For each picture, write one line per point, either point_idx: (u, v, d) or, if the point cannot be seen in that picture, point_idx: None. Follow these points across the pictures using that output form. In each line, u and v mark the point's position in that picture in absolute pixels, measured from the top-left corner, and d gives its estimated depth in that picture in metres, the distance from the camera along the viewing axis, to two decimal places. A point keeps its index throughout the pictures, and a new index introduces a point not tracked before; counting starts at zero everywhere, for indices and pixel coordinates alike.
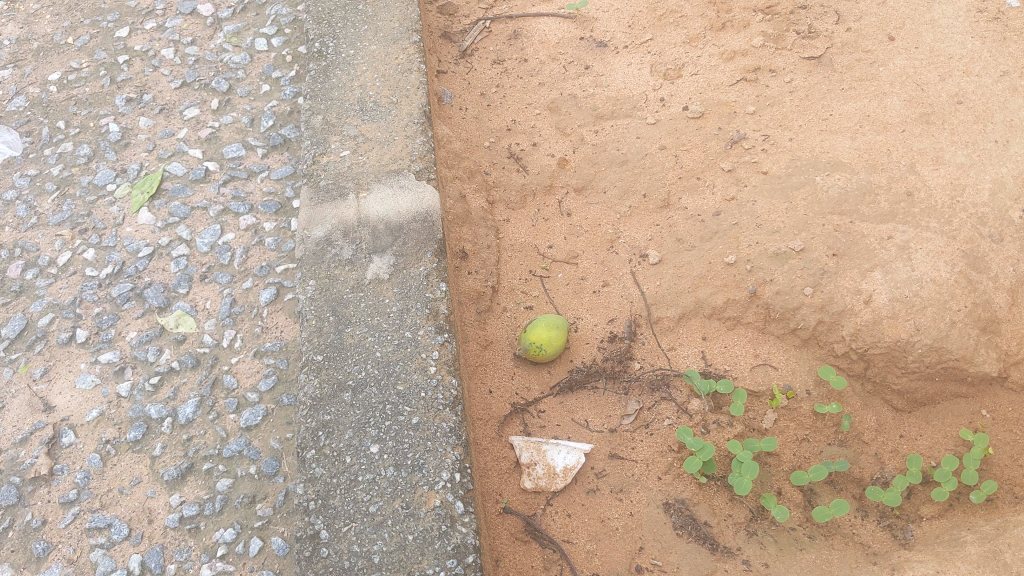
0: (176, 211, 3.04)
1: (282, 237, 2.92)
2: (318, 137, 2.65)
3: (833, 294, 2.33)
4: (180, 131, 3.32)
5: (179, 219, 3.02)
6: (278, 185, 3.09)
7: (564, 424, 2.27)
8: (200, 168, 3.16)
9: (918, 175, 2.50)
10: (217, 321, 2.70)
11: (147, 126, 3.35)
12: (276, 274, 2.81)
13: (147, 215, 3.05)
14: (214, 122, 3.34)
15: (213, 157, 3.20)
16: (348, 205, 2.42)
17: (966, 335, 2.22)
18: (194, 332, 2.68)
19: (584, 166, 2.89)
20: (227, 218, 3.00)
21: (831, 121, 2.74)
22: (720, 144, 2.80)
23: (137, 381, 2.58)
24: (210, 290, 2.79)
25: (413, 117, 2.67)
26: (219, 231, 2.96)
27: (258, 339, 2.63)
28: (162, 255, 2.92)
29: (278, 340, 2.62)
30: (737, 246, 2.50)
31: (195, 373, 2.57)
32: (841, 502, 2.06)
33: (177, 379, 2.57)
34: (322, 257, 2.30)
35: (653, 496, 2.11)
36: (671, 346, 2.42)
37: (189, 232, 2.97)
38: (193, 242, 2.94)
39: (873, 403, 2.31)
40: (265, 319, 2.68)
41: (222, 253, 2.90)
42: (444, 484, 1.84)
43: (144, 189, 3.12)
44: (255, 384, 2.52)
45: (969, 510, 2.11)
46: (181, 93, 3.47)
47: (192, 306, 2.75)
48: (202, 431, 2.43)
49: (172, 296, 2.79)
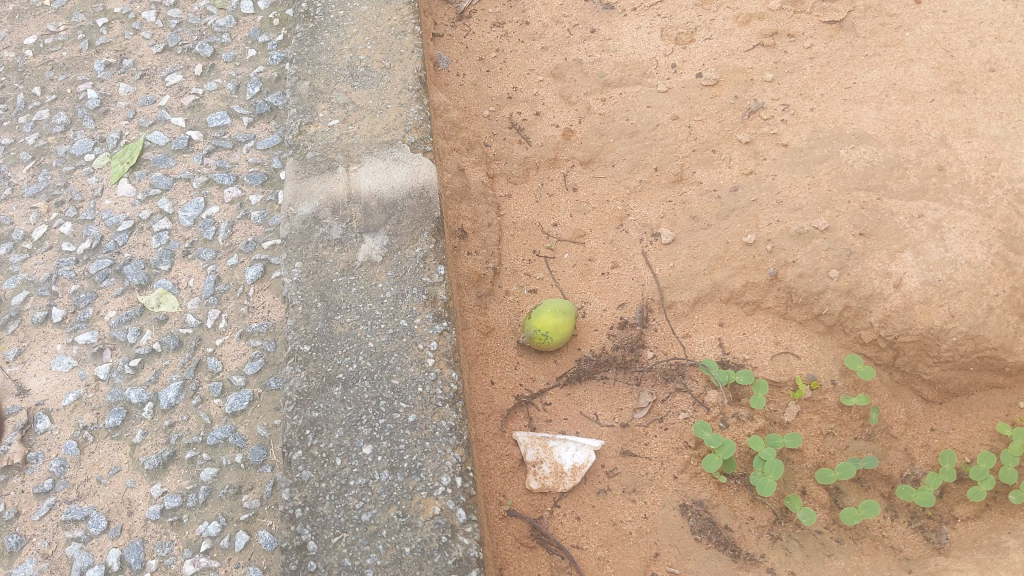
0: (158, 182, 2.84)
1: (269, 211, 2.73)
2: (305, 104, 2.45)
3: (861, 278, 2.19)
4: (163, 98, 3.11)
5: (161, 191, 2.83)
6: (265, 155, 2.90)
7: (571, 418, 2.08)
8: (182, 137, 2.96)
9: (949, 147, 2.39)
10: (200, 300, 2.52)
11: (128, 93, 3.15)
12: (263, 251, 2.62)
13: (127, 186, 2.86)
14: (198, 88, 3.14)
15: (197, 126, 3.01)
16: (337, 180, 2.23)
17: (1004, 322, 2.10)
18: (177, 312, 2.50)
19: (591, 138, 2.68)
20: (212, 190, 2.82)
21: (855, 90, 2.59)
22: (737, 114, 2.61)
23: (116, 363, 2.40)
24: (194, 267, 2.62)
25: (408, 83, 2.47)
26: (203, 205, 2.77)
27: (244, 319, 2.46)
28: (143, 229, 2.74)
29: (266, 321, 2.44)
30: (756, 225, 2.34)
31: (178, 355, 2.40)
32: (870, 503, 1.94)
33: (158, 361, 2.40)
34: (309, 236, 2.12)
35: (669, 497, 1.94)
36: (685, 333, 2.24)
37: (171, 205, 2.78)
38: (175, 216, 2.75)
39: (901, 394, 2.20)
40: (251, 298, 2.51)
41: (206, 228, 2.71)
42: (444, 490, 1.68)
43: (124, 159, 2.93)
44: (240, 367, 2.35)
45: (1006, 512, 2.01)
46: (163, 58, 3.26)
47: (174, 283, 2.58)
48: (185, 417, 2.26)
49: (153, 273, 2.61)
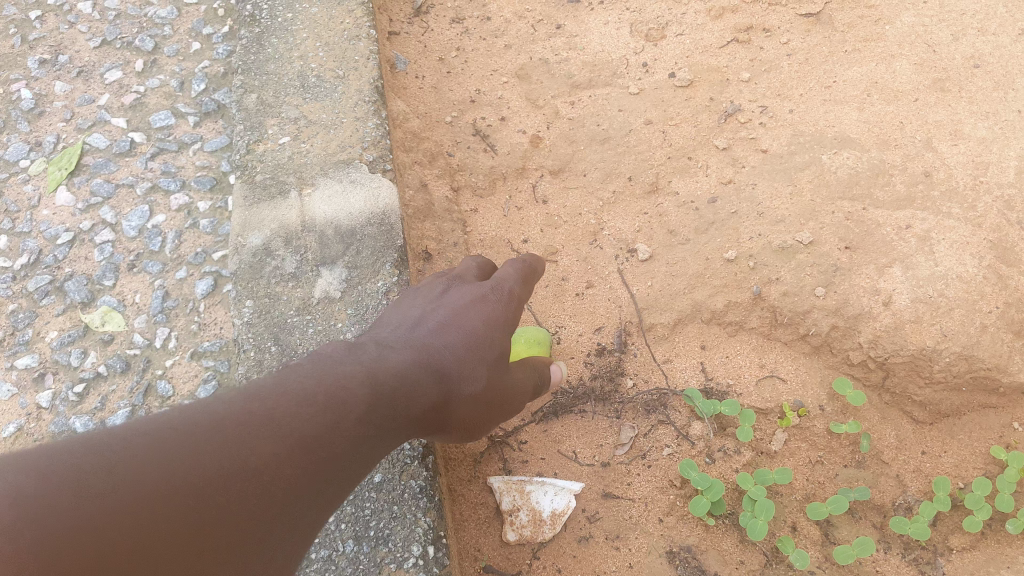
0: (99, 189, 2.62)
1: (219, 218, 2.49)
2: (253, 120, 2.28)
3: (849, 295, 2.08)
4: (102, 97, 2.86)
5: (102, 199, 2.59)
6: (212, 157, 2.65)
7: (549, 457, 1.98)
8: (124, 140, 2.72)
9: (936, 151, 2.27)
10: (148, 318, 2.31)
11: (64, 92, 2.91)
12: (214, 262, 2.38)
13: (66, 194, 2.63)
14: (140, 86, 2.88)
15: (139, 127, 2.76)
16: (289, 205, 2.07)
17: (999, 341, 1.99)
18: (124, 331, 2.30)
19: (560, 145, 2.53)
20: (157, 197, 2.58)
21: (836, 89, 2.46)
22: (713, 118, 2.47)
23: (59, 389, 2.22)
24: (140, 282, 2.40)
25: (364, 93, 2.32)
26: (148, 213, 2.54)
27: (195, 338, 2.24)
28: (84, 241, 2.51)
29: (219, 339, 2.22)
30: (736, 239, 2.21)
31: (125, 379, 2.21)
32: (865, 540, 1.84)
33: (105, 386, 2.21)
34: (260, 270, 1.96)
35: (655, 543, 1.85)
36: (666, 358, 2.12)
37: (114, 214, 2.55)
38: (118, 226, 2.53)
39: (891, 416, 2.08)
40: (202, 314, 2.28)
41: (151, 238, 2.48)
42: (415, 562, 1.55)
43: (62, 165, 2.70)
44: (193, 391, 2.14)
45: (1004, 541, 1.90)
46: (101, 53, 3.01)
47: (120, 300, 2.36)
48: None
49: (96, 290, 2.40)
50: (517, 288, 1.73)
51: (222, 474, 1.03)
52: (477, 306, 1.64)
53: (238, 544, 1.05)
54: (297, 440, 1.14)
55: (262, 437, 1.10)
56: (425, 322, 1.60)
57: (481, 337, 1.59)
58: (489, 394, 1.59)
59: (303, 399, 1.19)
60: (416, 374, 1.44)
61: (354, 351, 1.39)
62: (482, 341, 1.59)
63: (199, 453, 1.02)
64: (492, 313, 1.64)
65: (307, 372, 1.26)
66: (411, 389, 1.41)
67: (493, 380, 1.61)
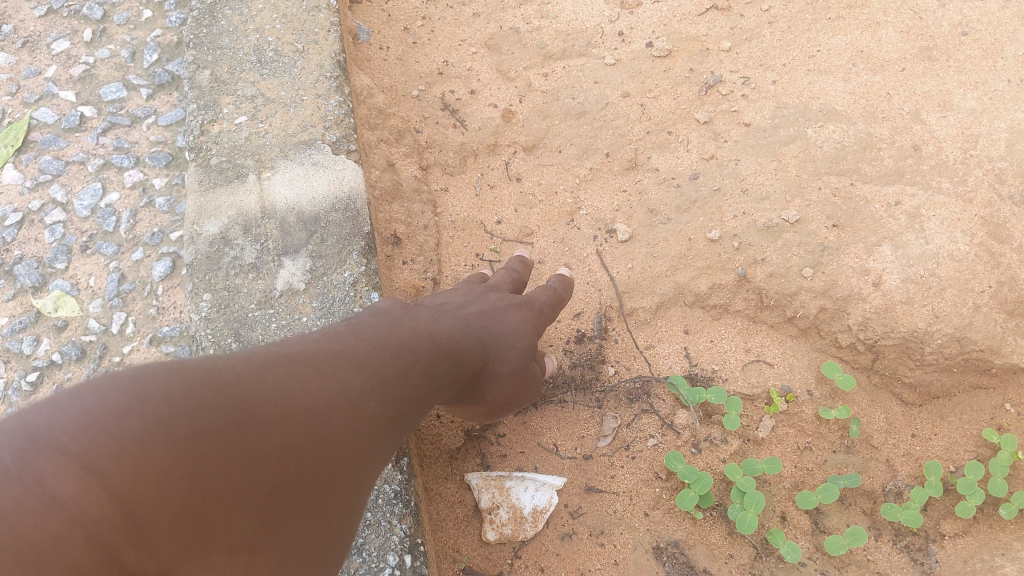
0: (48, 167, 2.42)
1: (176, 196, 2.32)
2: (206, 98, 2.19)
3: (837, 276, 1.99)
4: (49, 69, 2.64)
5: (52, 177, 2.41)
6: (168, 132, 2.47)
7: (529, 451, 1.90)
8: (74, 115, 2.52)
9: (924, 124, 2.19)
10: (104, 302, 2.15)
11: (8, 63, 2.68)
12: (172, 241, 2.22)
13: (13, 172, 2.44)
14: (89, 56, 2.66)
15: (89, 100, 2.56)
16: (248, 189, 2.00)
17: (991, 321, 1.91)
18: (78, 316, 2.14)
19: (533, 120, 2.42)
20: (110, 174, 2.39)
21: (820, 58, 2.37)
22: (693, 89, 2.37)
23: (11, 379, 2.08)
24: (94, 264, 2.23)
25: (325, 69, 2.25)
26: (101, 191, 2.36)
27: (154, 323, 2.09)
28: (34, 222, 2.33)
29: (179, 323, 2.07)
30: (720, 218, 2.12)
31: (81, 367, 2.06)
32: (858, 530, 1.75)
33: (59, 374, 2.07)
34: (218, 261, 1.91)
35: (641, 539, 1.78)
36: (648, 344, 2.04)
37: (64, 192, 2.37)
38: (70, 205, 2.35)
39: (880, 398, 2.01)
40: (161, 298, 2.12)
41: (105, 218, 2.30)
42: (391, 572, 1.50)
43: (7, 142, 2.50)
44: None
45: (996, 525, 1.83)
46: (47, 22, 2.75)
47: (73, 284, 2.20)
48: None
49: (48, 273, 2.23)
50: (546, 310, 1.81)
51: (276, 422, 0.98)
52: (517, 306, 1.74)
53: (276, 498, 0.98)
54: (342, 395, 1.10)
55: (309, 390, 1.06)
56: (471, 304, 1.69)
57: (518, 330, 1.69)
58: (519, 377, 1.68)
59: (340, 361, 1.15)
60: (464, 341, 1.54)
61: (412, 312, 1.50)
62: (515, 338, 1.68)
63: (245, 397, 0.96)
64: (527, 317, 1.73)
65: (338, 338, 1.23)
66: (457, 355, 1.49)
67: (523, 366, 1.69)
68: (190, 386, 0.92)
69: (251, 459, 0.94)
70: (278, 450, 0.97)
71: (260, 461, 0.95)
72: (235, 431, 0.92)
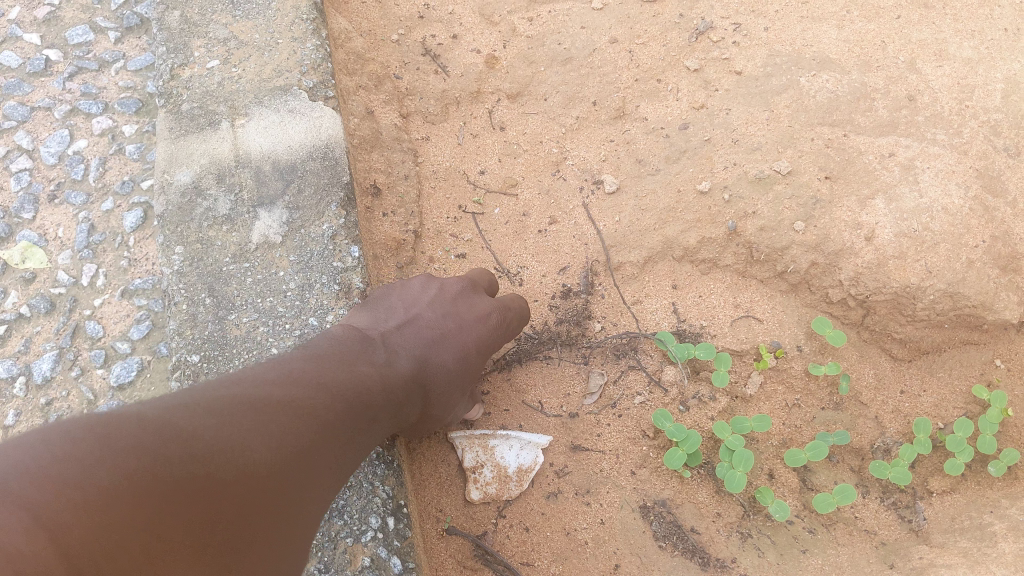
0: (12, 112, 2.30)
1: (146, 144, 2.23)
2: (177, 41, 2.10)
3: (829, 231, 1.94)
4: (11, 9, 2.49)
5: (17, 124, 2.29)
6: (138, 78, 2.37)
7: (514, 409, 1.86)
8: (39, 58, 2.39)
9: (920, 73, 2.14)
10: (73, 253, 2.07)
11: None
12: (143, 191, 2.14)
13: None
14: None
15: (54, 44, 2.43)
16: (221, 137, 1.92)
17: (985, 277, 1.87)
18: (47, 268, 2.05)
19: (518, 66, 2.35)
20: (78, 121, 2.29)
21: (814, 5, 2.30)
22: (684, 36, 2.29)
23: None
24: (63, 215, 2.14)
25: (301, 11, 2.16)
26: (68, 138, 2.26)
27: (125, 275, 2.01)
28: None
29: (151, 275, 2.00)
30: (710, 169, 2.06)
31: (51, 320, 1.98)
32: (846, 488, 1.71)
33: (29, 328, 1.98)
34: (190, 213, 1.83)
35: (627, 497, 1.75)
36: (635, 299, 1.99)
37: (30, 139, 2.26)
38: (36, 152, 2.24)
39: (869, 354, 1.96)
40: (133, 249, 2.04)
41: (73, 166, 2.21)
42: (373, 534, 1.45)
43: None
44: (125, 332, 1.94)
45: (983, 483, 1.77)
46: None
47: (41, 235, 2.11)
48: (64, 392, 1.89)
49: (14, 224, 2.14)
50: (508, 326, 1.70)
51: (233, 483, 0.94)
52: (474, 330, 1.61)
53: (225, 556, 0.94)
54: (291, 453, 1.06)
55: (266, 435, 1.02)
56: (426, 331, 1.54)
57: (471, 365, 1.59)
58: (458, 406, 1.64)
59: (298, 413, 1.10)
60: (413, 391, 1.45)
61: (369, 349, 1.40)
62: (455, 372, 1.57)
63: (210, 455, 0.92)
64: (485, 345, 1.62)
65: (296, 379, 1.16)
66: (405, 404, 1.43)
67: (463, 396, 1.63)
68: (155, 436, 0.87)
69: (209, 509, 0.90)
70: (226, 516, 0.93)
71: (210, 527, 0.90)
72: (192, 494, 0.88)
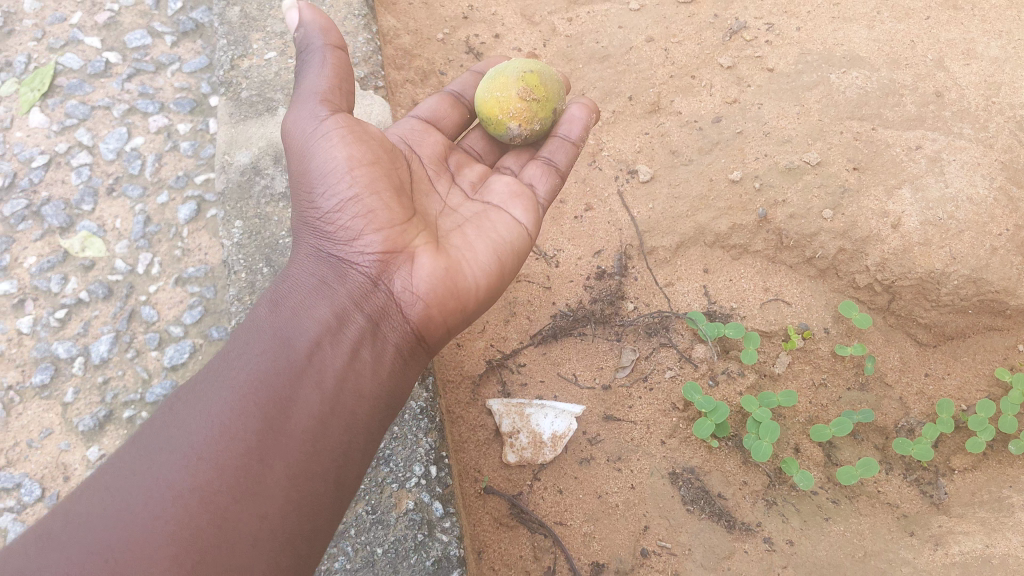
0: (75, 111, 2.42)
1: (200, 142, 2.37)
2: (236, 34, 2.24)
3: (856, 218, 2.01)
4: (74, 15, 2.62)
5: (78, 121, 2.41)
6: (193, 79, 2.52)
7: (549, 380, 1.94)
8: (99, 60, 2.52)
9: (947, 70, 2.21)
10: (130, 243, 2.18)
11: (33, 9, 2.64)
12: (196, 186, 2.27)
13: (40, 116, 2.42)
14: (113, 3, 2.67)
15: (114, 47, 2.56)
16: (277, 121, 2.05)
17: (1008, 264, 1.92)
18: (106, 256, 2.15)
19: (557, 63, 2.48)
20: (136, 120, 2.41)
21: (844, 7, 2.40)
22: (717, 35, 2.41)
23: (40, 315, 2.06)
24: (121, 206, 2.25)
25: (353, 8, 2.31)
26: (126, 135, 2.38)
27: (179, 264, 2.14)
28: (61, 164, 2.33)
29: (203, 265, 2.14)
30: (742, 160, 2.15)
31: (108, 305, 2.07)
32: (869, 461, 1.75)
33: (87, 312, 2.07)
34: (249, 191, 1.95)
35: (657, 465, 1.81)
36: (668, 282, 2.08)
37: (90, 136, 2.38)
38: (96, 148, 2.36)
39: (896, 338, 2.00)
40: (186, 240, 2.18)
41: (131, 161, 2.33)
42: (418, 481, 1.54)
43: (34, 86, 2.47)
44: (178, 316, 2.05)
45: (1004, 461, 1.80)
46: None
47: (100, 225, 2.21)
48: (121, 371, 1.97)
49: (75, 214, 2.23)
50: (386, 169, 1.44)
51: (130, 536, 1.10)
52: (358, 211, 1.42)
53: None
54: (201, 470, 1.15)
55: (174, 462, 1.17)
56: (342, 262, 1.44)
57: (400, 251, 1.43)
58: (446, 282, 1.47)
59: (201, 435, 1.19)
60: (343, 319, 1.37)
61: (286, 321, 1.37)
62: (326, 177, 1.41)
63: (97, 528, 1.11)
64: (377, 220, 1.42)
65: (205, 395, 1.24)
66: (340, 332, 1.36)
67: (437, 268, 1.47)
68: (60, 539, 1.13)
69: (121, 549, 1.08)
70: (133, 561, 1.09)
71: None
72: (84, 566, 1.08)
